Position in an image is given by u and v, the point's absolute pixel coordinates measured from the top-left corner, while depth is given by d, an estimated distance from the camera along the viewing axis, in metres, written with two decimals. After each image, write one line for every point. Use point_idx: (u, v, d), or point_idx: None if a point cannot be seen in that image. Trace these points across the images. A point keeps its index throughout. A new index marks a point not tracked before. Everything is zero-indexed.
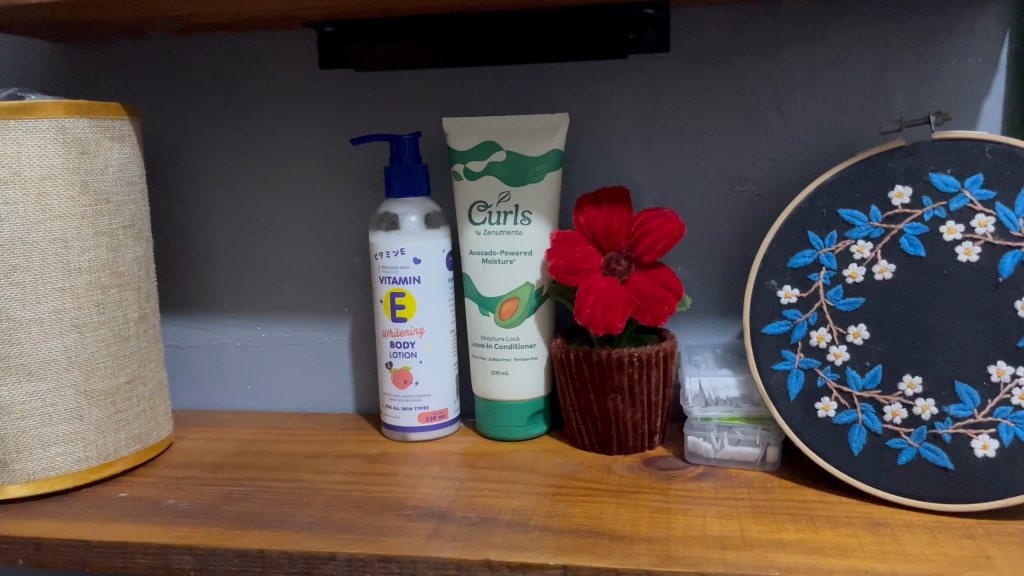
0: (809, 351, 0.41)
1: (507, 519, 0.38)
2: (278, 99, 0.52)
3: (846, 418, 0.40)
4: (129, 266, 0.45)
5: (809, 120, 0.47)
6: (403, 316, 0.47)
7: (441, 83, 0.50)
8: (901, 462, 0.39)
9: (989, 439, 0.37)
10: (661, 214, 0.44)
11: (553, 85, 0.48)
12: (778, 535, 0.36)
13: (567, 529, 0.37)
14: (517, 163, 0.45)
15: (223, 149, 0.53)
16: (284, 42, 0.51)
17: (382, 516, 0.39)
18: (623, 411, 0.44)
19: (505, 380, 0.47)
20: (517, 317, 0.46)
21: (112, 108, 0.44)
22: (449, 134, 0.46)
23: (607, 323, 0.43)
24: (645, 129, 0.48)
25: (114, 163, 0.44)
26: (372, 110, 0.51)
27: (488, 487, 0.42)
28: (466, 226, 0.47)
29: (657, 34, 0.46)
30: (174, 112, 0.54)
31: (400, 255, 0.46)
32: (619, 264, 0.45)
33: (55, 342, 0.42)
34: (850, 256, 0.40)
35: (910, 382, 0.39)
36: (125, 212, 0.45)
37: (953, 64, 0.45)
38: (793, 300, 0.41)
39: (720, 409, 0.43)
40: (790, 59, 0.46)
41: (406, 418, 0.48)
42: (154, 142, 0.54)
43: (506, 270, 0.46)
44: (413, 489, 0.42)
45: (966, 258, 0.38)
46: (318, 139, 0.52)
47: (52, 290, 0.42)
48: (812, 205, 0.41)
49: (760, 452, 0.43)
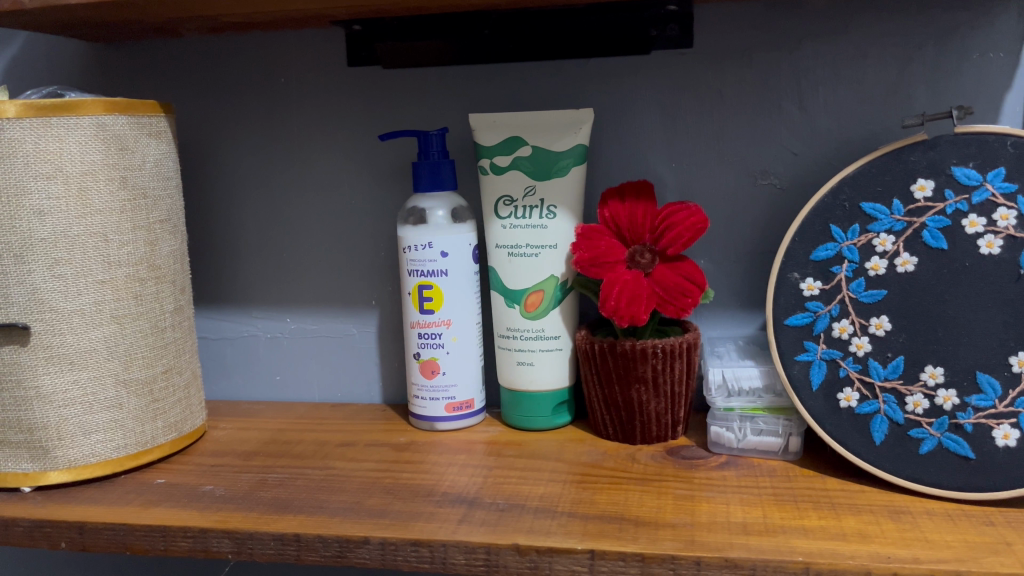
0: (831, 343, 0.41)
1: (534, 505, 0.39)
2: (308, 96, 0.53)
3: (868, 408, 0.40)
4: (166, 260, 0.47)
5: (830, 114, 0.47)
6: (430, 308, 0.48)
7: (468, 79, 0.51)
8: (923, 452, 0.39)
9: (1010, 428, 0.38)
10: (684, 207, 0.45)
11: (578, 82, 0.49)
12: (800, 522, 0.37)
13: (593, 515, 0.38)
14: (542, 157, 0.46)
15: (254, 145, 0.55)
16: (312, 39, 0.52)
17: (413, 501, 0.40)
18: (646, 401, 0.45)
19: (531, 370, 0.48)
20: (543, 309, 0.47)
21: (149, 105, 0.45)
22: (475, 130, 0.47)
23: (632, 315, 0.44)
24: (670, 125, 0.49)
25: (151, 158, 0.45)
26: (400, 106, 0.52)
27: (515, 474, 0.43)
28: (492, 220, 0.48)
29: (680, 30, 0.47)
30: (206, 110, 0.55)
31: (427, 249, 0.47)
32: (643, 257, 0.46)
33: (96, 333, 0.44)
34: (872, 249, 0.41)
35: (932, 372, 0.39)
36: (161, 206, 0.46)
37: (975, 58, 0.45)
38: (815, 293, 0.42)
39: (742, 400, 0.44)
40: (812, 54, 0.47)
41: (433, 408, 0.49)
42: (187, 139, 0.56)
43: (531, 263, 0.47)
44: (441, 476, 0.43)
45: (988, 251, 0.39)
46: (347, 134, 0.53)
47: (93, 282, 0.43)
48: (835, 198, 0.42)
49: (781, 442, 0.44)
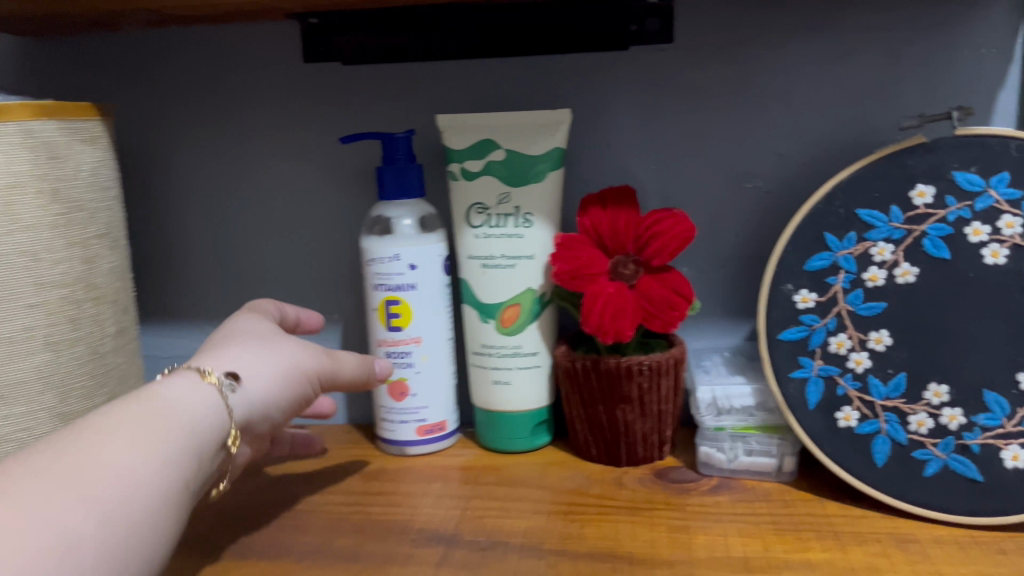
0: (828, 358, 0.39)
1: (518, 542, 0.36)
2: (259, 95, 0.49)
3: (869, 428, 0.38)
4: (105, 278, 0.43)
5: (818, 113, 0.45)
6: (398, 324, 0.44)
7: (434, 78, 0.47)
8: (928, 474, 0.37)
9: (1020, 449, 0.36)
10: (669, 214, 0.42)
11: (552, 80, 0.46)
12: (804, 555, 0.34)
13: (583, 553, 0.35)
14: (516, 162, 0.43)
15: (202, 149, 0.50)
16: (264, 34, 0.48)
17: (386, 541, 0.37)
18: (632, 421, 0.42)
19: (508, 390, 0.45)
20: (519, 324, 0.44)
21: (81, 108, 0.41)
22: (444, 132, 0.44)
23: (617, 331, 0.41)
24: (650, 126, 0.46)
25: (86, 167, 0.41)
26: (360, 106, 0.48)
27: (496, 506, 0.40)
28: (464, 229, 0.44)
29: (661, 24, 0.44)
30: (147, 110, 0.50)
31: (394, 261, 0.43)
32: (627, 268, 0.43)
33: (27, 362, 0.39)
34: (870, 259, 0.39)
35: (936, 391, 0.37)
36: (99, 219, 0.42)
37: (967, 54, 0.43)
38: (810, 305, 0.40)
39: (734, 418, 0.42)
40: (799, 50, 0.44)
41: (403, 432, 0.46)
42: (126, 143, 0.51)
43: (507, 275, 0.44)
44: (416, 510, 0.40)
45: (993, 261, 0.36)
46: (303, 137, 0.49)
47: (22, 306, 0.38)
48: (829, 205, 0.39)
49: (776, 462, 0.41)
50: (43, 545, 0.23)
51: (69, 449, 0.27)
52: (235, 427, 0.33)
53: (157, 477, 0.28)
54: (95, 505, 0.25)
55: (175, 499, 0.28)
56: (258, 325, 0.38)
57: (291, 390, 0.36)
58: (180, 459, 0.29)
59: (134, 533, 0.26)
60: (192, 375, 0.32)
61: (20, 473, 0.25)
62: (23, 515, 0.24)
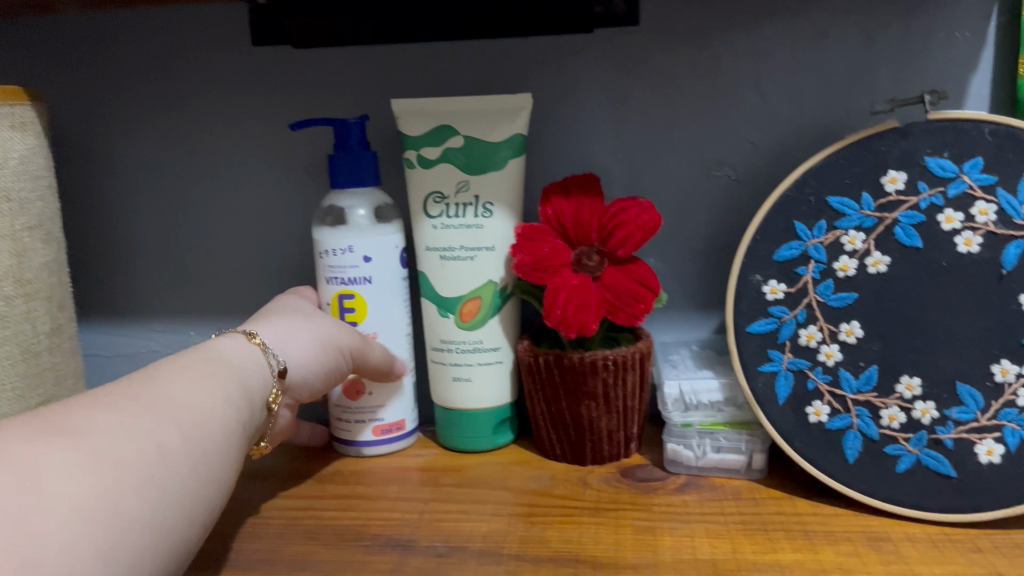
0: (798, 351, 0.38)
1: (478, 547, 0.34)
2: (206, 80, 0.47)
3: (840, 423, 0.37)
4: (38, 273, 0.40)
5: (788, 98, 0.43)
6: (353, 320, 0.42)
7: (390, 62, 0.45)
8: (900, 470, 0.36)
9: (994, 443, 0.35)
10: (635, 203, 0.40)
11: (514, 65, 0.44)
12: (774, 556, 0.33)
13: (545, 558, 0.33)
14: (476, 149, 0.41)
15: (147, 137, 0.48)
16: (210, 15, 0.46)
17: (338, 548, 0.35)
18: (598, 418, 0.41)
19: (469, 387, 0.43)
20: (480, 319, 0.42)
21: (10, 91, 0.38)
22: (399, 118, 0.42)
23: (580, 324, 0.39)
24: (616, 112, 0.44)
25: (15, 154, 0.38)
26: (314, 91, 0.46)
27: (455, 509, 0.38)
28: (422, 219, 0.42)
29: (626, 6, 0.43)
30: (87, 96, 0.48)
31: (347, 254, 0.41)
32: (591, 259, 0.41)
33: None
34: (840, 248, 0.37)
35: (909, 383, 0.36)
36: (30, 211, 0.39)
37: (940, 38, 0.42)
38: (779, 297, 0.38)
39: (701, 414, 0.40)
40: (769, 33, 0.43)
41: (359, 432, 0.44)
42: (65, 130, 0.48)
43: (467, 267, 0.42)
44: (371, 514, 0.38)
45: (967, 249, 0.35)
46: (253, 124, 0.47)
47: None
48: (799, 192, 0.38)
49: (745, 459, 0.40)
50: (146, 451, 0.25)
51: (148, 383, 0.28)
52: (277, 387, 0.34)
53: (227, 411, 0.29)
54: (183, 423, 0.27)
55: (238, 437, 0.30)
56: (300, 303, 0.40)
57: (329, 359, 0.37)
58: (239, 402, 0.30)
59: (215, 455, 0.28)
60: (239, 336, 0.34)
61: (109, 397, 0.27)
62: (125, 427, 0.25)
